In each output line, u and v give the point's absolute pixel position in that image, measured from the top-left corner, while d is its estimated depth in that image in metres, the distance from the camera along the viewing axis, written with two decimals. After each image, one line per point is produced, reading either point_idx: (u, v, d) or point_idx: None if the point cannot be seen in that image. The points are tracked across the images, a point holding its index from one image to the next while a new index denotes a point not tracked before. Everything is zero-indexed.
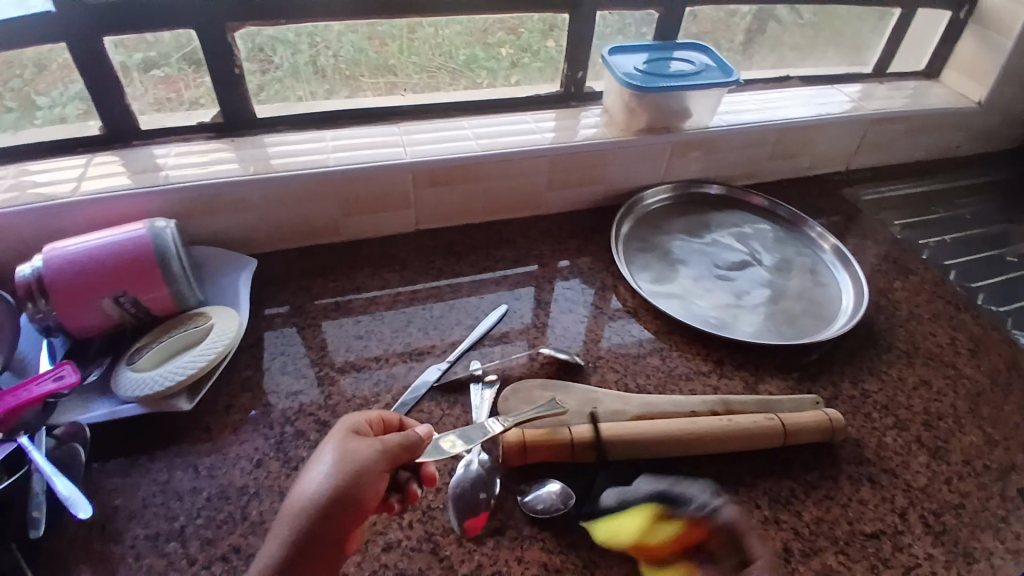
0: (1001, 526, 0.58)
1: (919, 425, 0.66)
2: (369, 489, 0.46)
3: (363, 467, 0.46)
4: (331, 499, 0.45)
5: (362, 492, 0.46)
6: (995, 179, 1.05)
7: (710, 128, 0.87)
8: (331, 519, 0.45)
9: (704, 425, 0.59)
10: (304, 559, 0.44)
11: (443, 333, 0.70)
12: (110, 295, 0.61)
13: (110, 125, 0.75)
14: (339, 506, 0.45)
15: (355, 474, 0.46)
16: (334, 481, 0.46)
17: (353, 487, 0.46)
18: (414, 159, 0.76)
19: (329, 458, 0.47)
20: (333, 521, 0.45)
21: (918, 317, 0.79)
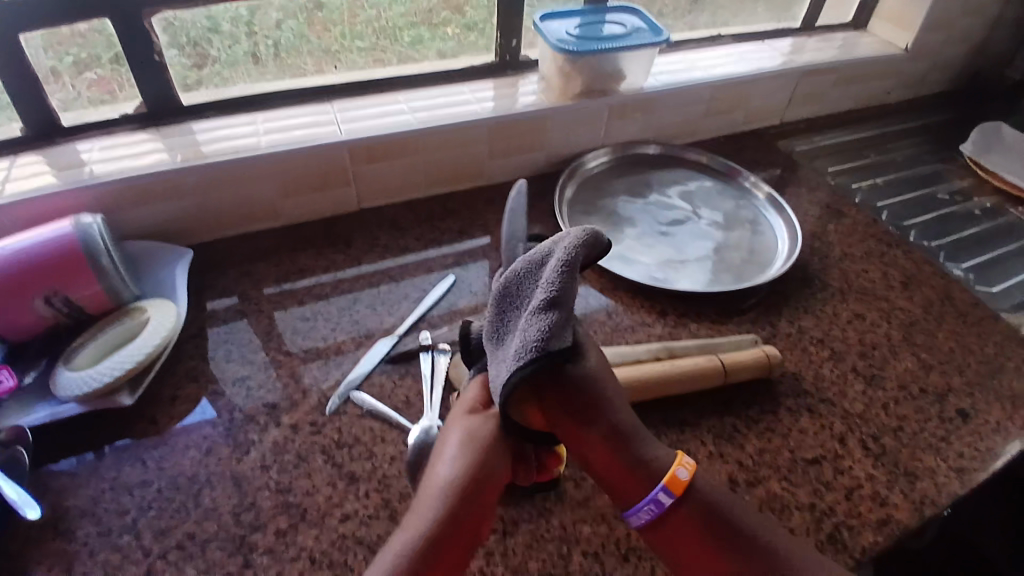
0: (939, 445, 0.61)
1: (855, 355, 0.69)
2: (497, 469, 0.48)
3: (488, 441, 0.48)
4: (469, 484, 0.46)
5: (492, 468, 0.47)
6: (924, 124, 1.09)
7: (646, 88, 0.88)
8: (485, 485, 0.46)
9: (645, 372, 0.60)
10: (439, 544, 0.42)
11: (392, 309, 0.70)
12: (40, 296, 0.60)
13: (32, 124, 0.72)
14: (489, 469, 0.47)
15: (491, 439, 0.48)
16: (470, 462, 0.47)
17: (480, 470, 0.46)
18: (350, 136, 0.75)
19: (450, 450, 0.48)
20: (483, 487, 0.46)
21: (852, 256, 0.82)
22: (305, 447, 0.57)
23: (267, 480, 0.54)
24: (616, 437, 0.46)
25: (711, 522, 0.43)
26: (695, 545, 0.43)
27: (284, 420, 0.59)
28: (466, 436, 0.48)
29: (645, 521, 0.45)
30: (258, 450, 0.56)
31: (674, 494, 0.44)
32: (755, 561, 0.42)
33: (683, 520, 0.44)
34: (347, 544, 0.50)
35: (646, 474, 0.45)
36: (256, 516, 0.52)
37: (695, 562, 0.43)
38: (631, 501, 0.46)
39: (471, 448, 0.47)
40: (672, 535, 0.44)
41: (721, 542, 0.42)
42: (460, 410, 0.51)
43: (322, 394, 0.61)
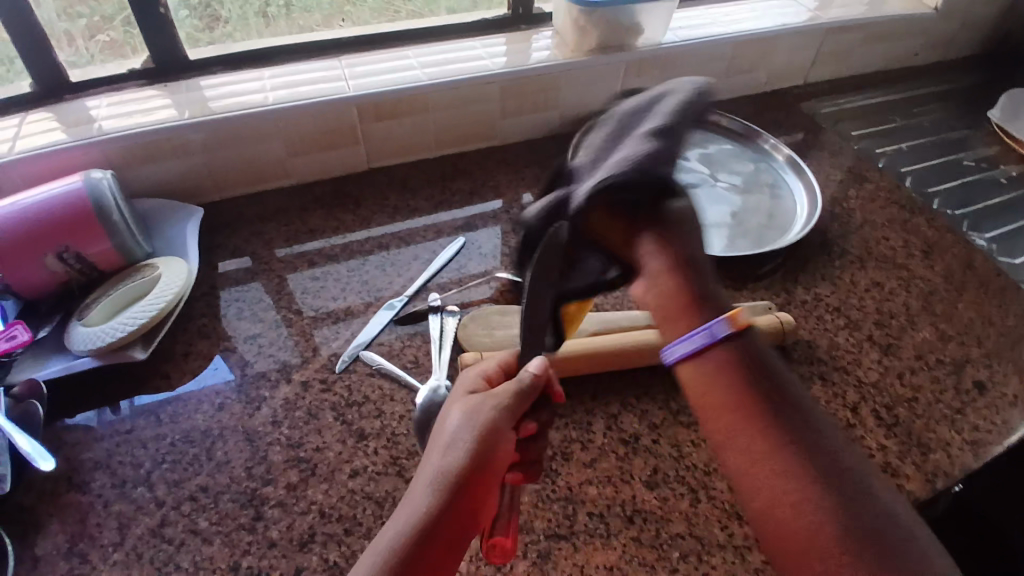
0: (953, 416, 0.60)
1: (872, 324, 0.68)
2: (501, 455, 0.45)
3: (492, 424, 0.45)
4: (467, 471, 0.43)
5: (496, 455, 0.44)
6: (955, 86, 1.04)
7: (664, 44, 0.85)
8: (485, 473, 0.44)
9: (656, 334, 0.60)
10: (427, 536, 0.41)
11: (401, 270, 0.70)
12: (52, 252, 0.60)
13: (39, 79, 0.71)
14: (491, 457, 0.44)
15: (495, 421, 0.45)
16: (470, 451, 0.44)
17: (481, 458, 0.44)
18: (357, 91, 0.73)
19: (453, 433, 0.45)
20: (483, 476, 0.43)
21: (873, 223, 0.80)
22: (315, 405, 0.57)
23: (277, 436, 0.55)
24: (680, 267, 0.47)
25: (754, 371, 0.41)
26: (725, 395, 0.41)
27: (294, 378, 0.59)
28: (460, 418, 0.46)
29: (683, 353, 0.43)
30: (269, 407, 0.57)
31: (734, 325, 0.42)
32: (789, 413, 0.39)
33: (720, 364, 0.42)
34: (356, 499, 0.51)
35: (696, 310, 0.45)
36: (267, 470, 0.53)
37: (718, 403, 0.41)
38: (676, 335, 0.44)
39: (465, 431, 0.45)
40: (704, 370, 0.42)
41: (758, 387, 0.40)
42: (457, 395, 0.49)
43: (331, 353, 0.61)
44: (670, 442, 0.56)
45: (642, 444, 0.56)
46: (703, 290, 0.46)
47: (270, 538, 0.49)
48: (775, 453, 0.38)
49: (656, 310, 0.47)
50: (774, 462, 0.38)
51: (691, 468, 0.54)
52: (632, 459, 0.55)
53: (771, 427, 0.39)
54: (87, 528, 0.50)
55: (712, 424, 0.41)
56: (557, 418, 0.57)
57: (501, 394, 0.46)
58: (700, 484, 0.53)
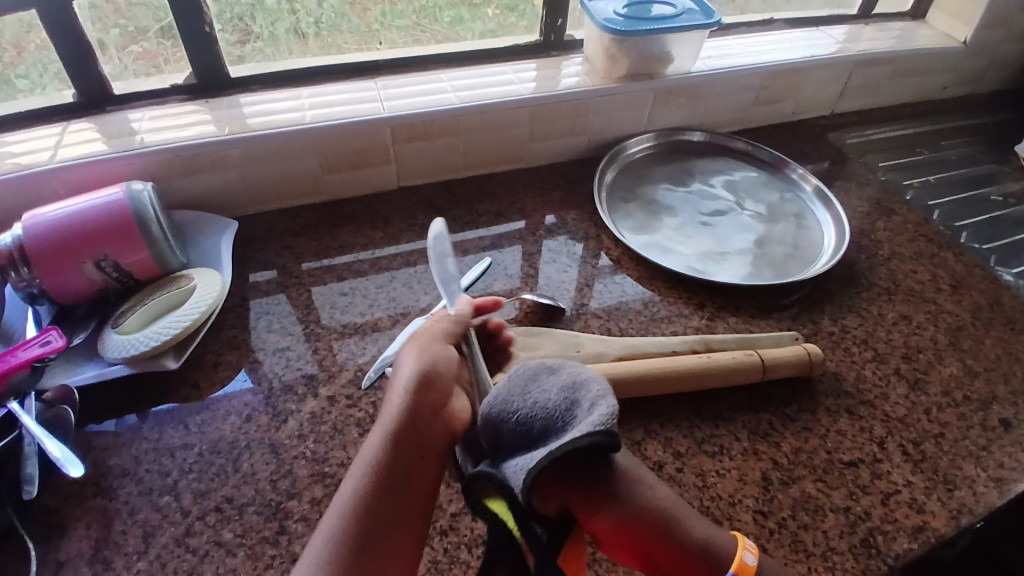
0: (979, 454, 0.59)
1: (899, 358, 0.67)
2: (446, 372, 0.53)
3: (435, 354, 0.54)
4: (418, 389, 0.50)
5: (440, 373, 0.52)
6: (983, 120, 1.04)
7: (693, 73, 0.86)
8: (433, 390, 0.51)
9: (697, 362, 0.60)
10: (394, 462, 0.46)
11: (427, 288, 0.71)
12: (91, 260, 0.61)
13: (85, 92, 0.74)
14: (436, 375, 0.52)
15: (438, 348, 0.54)
16: (420, 376, 0.51)
17: (428, 382, 0.51)
18: (392, 113, 0.75)
19: (405, 366, 0.53)
20: (431, 393, 0.51)
21: (900, 256, 0.79)
22: (341, 419, 0.58)
23: (302, 449, 0.56)
24: (670, 524, 0.45)
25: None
26: None
27: (320, 392, 0.60)
28: (410, 353, 0.54)
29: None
30: (296, 420, 0.58)
31: None
32: None
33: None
34: None
35: (711, 561, 0.44)
36: (291, 484, 0.53)
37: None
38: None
39: (412, 360, 0.53)
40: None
41: None
42: (406, 343, 0.57)
43: (358, 368, 0.62)
44: (693, 471, 0.56)
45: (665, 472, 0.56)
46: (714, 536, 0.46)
47: (293, 553, 0.49)
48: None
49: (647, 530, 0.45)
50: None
51: (714, 499, 0.54)
52: None
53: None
54: (111, 534, 0.50)
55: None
56: None
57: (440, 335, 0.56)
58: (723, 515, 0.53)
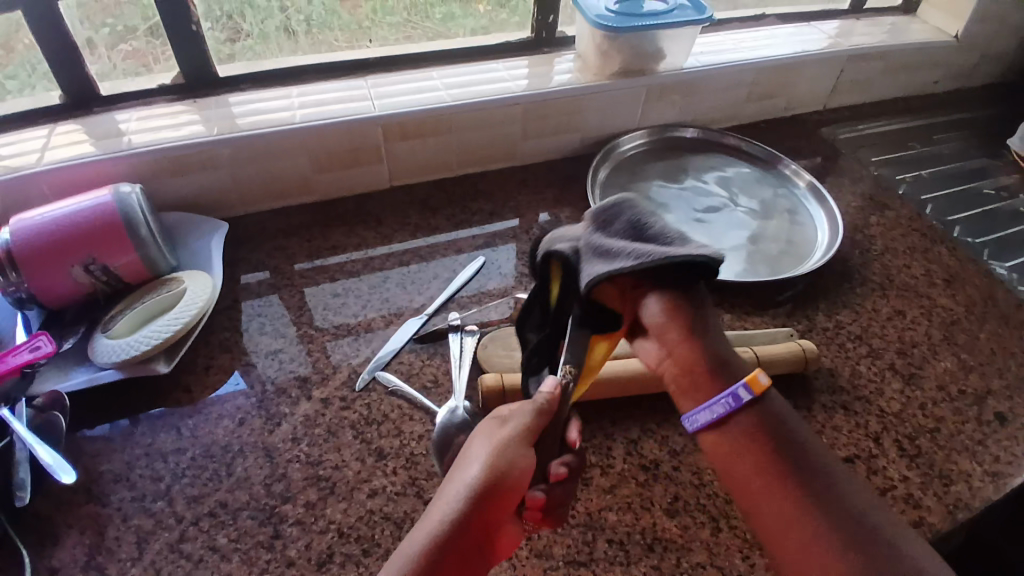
0: (974, 448, 0.59)
1: (893, 353, 0.67)
2: (521, 477, 0.44)
3: (509, 443, 0.45)
4: (481, 493, 0.43)
5: (514, 476, 0.44)
6: (974, 115, 1.04)
7: (686, 69, 0.86)
8: (500, 494, 0.43)
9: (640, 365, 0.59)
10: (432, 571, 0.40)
11: (421, 288, 0.70)
12: (80, 263, 0.61)
13: (72, 92, 0.73)
14: (508, 476, 0.44)
15: (520, 443, 0.46)
16: (487, 477, 0.43)
17: (497, 484, 0.43)
18: (384, 112, 0.74)
19: (474, 453, 0.45)
20: (496, 499, 0.43)
21: (894, 251, 0.79)
22: (335, 422, 0.57)
23: (296, 453, 0.55)
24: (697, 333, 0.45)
25: (777, 435, 0.41)
26: (754, 464, 0.41)
27: (314, 395, 0.59)
28: (483, 444, 0.45)
29: (707, 421, 0.43)
30: (289, 423, 0.57)
31: (755, 392, 0.42)
32: (813, 484, 0.39)
33: (747, 425, 0.42)
34: (374, 519, 0.51)
35: (726, 372, 0.44)
36: (286, 488, 0.53)
37: (742, 474, 0.41)
38: (701, 400, 0.44)
39: (484, 453, 0.45)
40: (730, 442, 0.42)
41: (781, 450, 0.40)
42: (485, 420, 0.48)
43: (351, 370, 0.62)
44: (690, 467, 0.56)
45: (661, 470, 0.55)
46: (723, 356, 0.45)
47: (288, 557, 0.49)
48: (806, 527, 0.38)
49: (675, 338, 0.45)
50: (801, 536, 0.38)
51: (711, 496, 0.54)
52: (653, 486, 0.54)
53: (795, 498, 0.39)
54: (104, 541, 0.50)
55: (758, 497, 0.40)
56: None
57: (523, 421, 0.47)
58: (720, 513, 0.53)
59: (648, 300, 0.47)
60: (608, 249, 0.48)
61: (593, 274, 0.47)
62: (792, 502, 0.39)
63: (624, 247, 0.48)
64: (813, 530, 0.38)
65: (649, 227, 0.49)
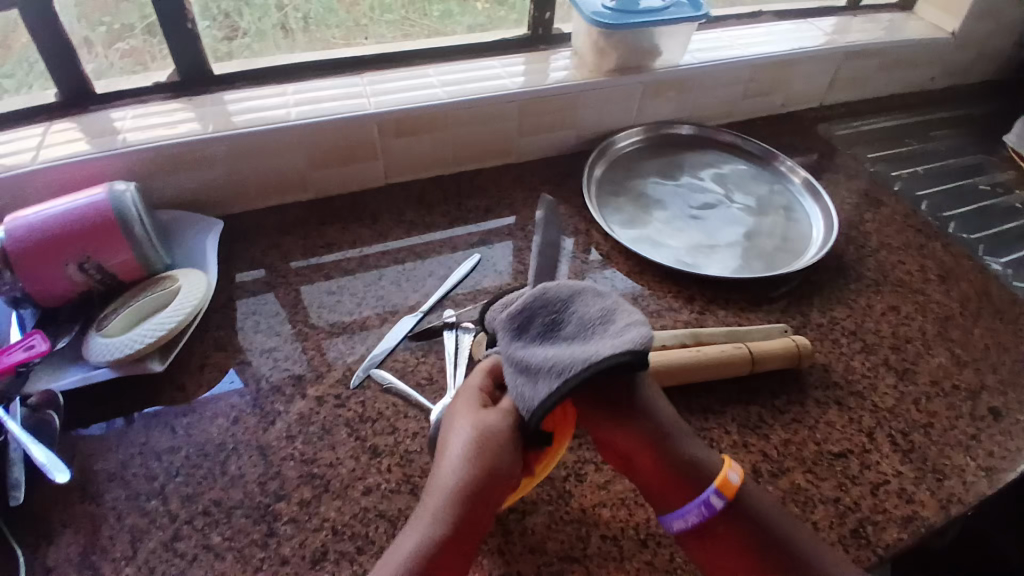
0: (968, 443, 0.59)
1: (888, 348, 0.67)
2: (513, 465, 0.46)
3: (497, 436, 0.46)
4: (475, 486, 0.44)
5: (505, 465, 0.45)
6: (971, 111, 1.04)
7: (682, 66, 0.85)
8: (493, 483, 0.45)
9: None
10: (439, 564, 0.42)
11: (416, 286, 0.70)
12: (73, 262, 0.60)
13: (66, 91, 0.72)
14: (500, 467, 0.45)
15: (509, 433, 0.46)
16: (477, 470, 0.45)
17: (489, 475, 0.45)
18: (379, 109, 0.74)
19: (459, 445, 0.46)
20: (491, 488, 0.45)
21: (889, 247, 0.79)
22: (330, 420, 0.57)
23: (291, 451, 0.55)
24: (659, 441, 0.49)
25: (754, 539, 0.46)
26: (729, 558, 0.46)
27: (309, 393, 0.59)
28: (467, 437, 0.46)
29: (683, 528, 0.47)
30: (284, 421, 0.57)
31: (727, 497, 0.47)
32: (785, 573, 0.45)
33: (725, 531, 0.47)
34: (368, 517, 0.51)
35: (696, 476, 0.48)
36: (280, 486, 0.53)
37: (717, 557, 0.47)
38: (675, 504, 0.48)
39: (468, 446, 0.45)
40: (713, 544, 0.47)
41: (758, 544, 0.46)
42: (460, 405, 0.49)
43: (346, 368, 0.62)
44: None
45: None
46: (693, 455, 0.49)
47: (282, 555, 0.49)
48: None
49: (643, 461, 0.49)
50: None
51: None
52: None
53: None
54: (99, 539, 0.50)
55: (730, 572, 0.46)
56: (571, 439, 0.57)
57: (505, 411, 0.47)
58: None
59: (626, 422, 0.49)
60: (533, 363, 0.46)
61: (531, 405, 0.45)
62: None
63: (548, 356, 0.46)
64: None
65: (564, 326, 0.48)
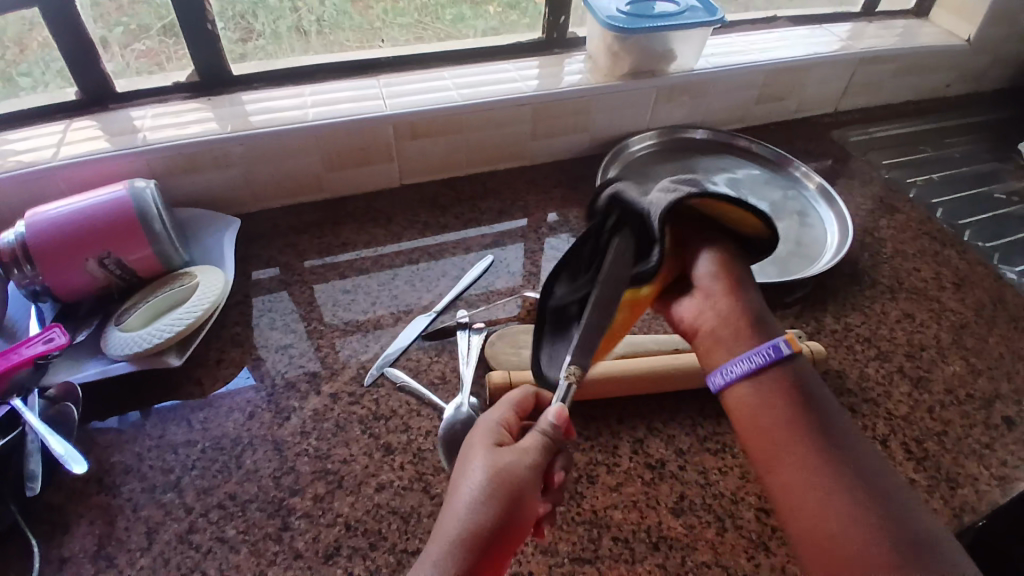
0: (982, 452, 0.59)
1: (902, 356, 0.67)
2: (530, 510, 0.43)
3: (518, 478, 0.43)
4: (488, 530, 0.41)
5: (523, 512, 0.42)
6: (986, 118, 1.03)
7: (695, 71, 0.86)
8: (509, 530, 0.42)
9: (647, 362, 0.59)
10: None
11: (429, 286, 0.71)
12: (94, 257, 0.61)
13: (88, 90, 0.74)
14: (517, 511, 0.42)
15: (530, 475, 0.43)
16: (492, 514, 0.41)
17: (505, 520, 0.42)
18: (394, 111, 0.75)
19: (474, 481, 0.43)
20: (504, 534, 0.41)
21: (903, 254, 0.79)
22: (344, 417, 0.58)
23: (305, 446, 0.56)
24: (734, 290, 0.50)
25: (807, 403, 0.44)
26: (775, 422, 0.43)
27: (323, 390, 0.60)
28: (485, 475, 0.43)
29: (741, 372, 0.46)
30: (298, 417, 0.58)
31: (791, 347, 0.46)
32: (836, 445, 0.42)
33: (776, 380, 0.45)
34: (381, 513, 0.51)
35: (760, 333, 0.48)
36: (294, 481, 0.53)
37: (762, 425, 0.44)
38: (737, 354, 0.47)
39: (486, 482, 0.42)
40: (764, 393, 0.45)
41: (811, 413, 0.43)
42: (480, 442, 0.45)
43: (360, 365, 0.62)
44: (695, 467, 0.56)
45: (667, 470, 0.55)
46: (759, 317, 0.49)
47: (296, 549, 0.49)
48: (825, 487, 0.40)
49: (715, 325, 0.49)
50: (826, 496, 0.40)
51: (717, 496, 0.54)
52: (658, 485, 0.54)
53: (821, 461, 0.41)
54: (115, 531, 0.51)
55: (770, 450, 0.43)
56: (583, 441, 0.57)
57: (530, 451, 0.44)
58: (725, 512, 0.53)
59: (701, 256, 0.52)
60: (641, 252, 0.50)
61: (658, 208, 0.50)
62: (793, 453, 0.42)
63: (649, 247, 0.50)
64: (834, 487, 0.40)
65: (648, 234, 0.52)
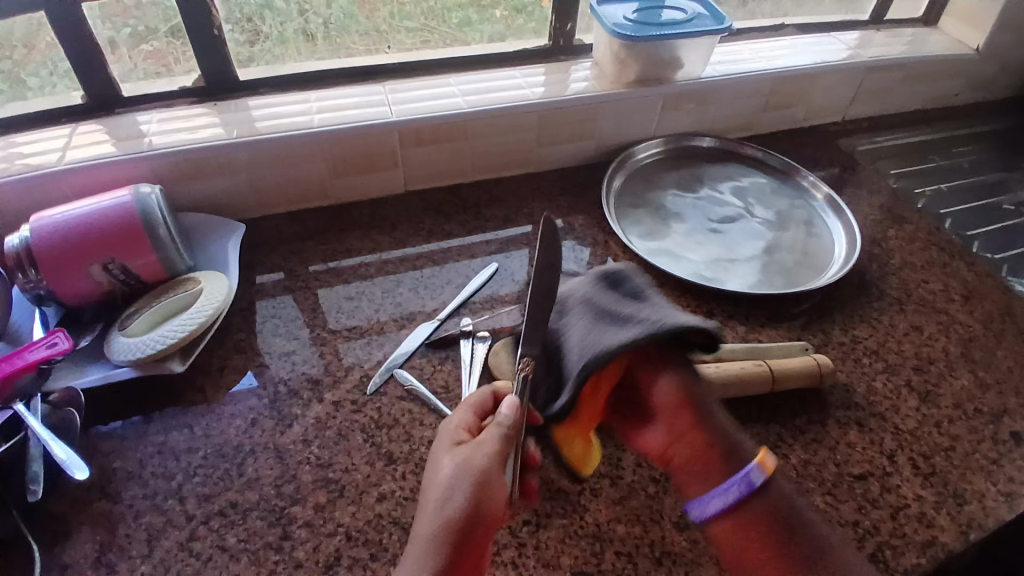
0: (990, 467, 0.58)
1: (910, 369, 0.66)
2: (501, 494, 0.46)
3: (482, 467, 0.46)
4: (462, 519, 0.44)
5: (493, 496, 0.45)
6: (995, 127, 1.03)
7: (703, 78, 0.85)
8: (482, 518, 0.44)
9: None
10: None
11: (433, 293, 0.70)
12: (98, 262, 0.61)
13: (95, 94, 0.74)
14: (486, 500, 0.45)
15: (494, 462, 0.46)
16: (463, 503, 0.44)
17: (477, 507, 0.44)
18: (400, 117, 0.75)
19: (442, 478, 0.45)
20: (478, 521, 0.44)
21: (912, 265, 0.78)
22: (346, 425, 0.57)
23: (307, 455, 0.55)
24: (698, 413, 0.51)
25: (785, 524, 0.45)
26: (756, 549, 0.45)
27: (325, 397, 0.60)
28: (451, 470, 0.45)
29: (717, 509, 0.47)
30: (300, 425, 0.58)
31: (764, 474, 0.46)
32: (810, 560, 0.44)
33: (761, 506, 0.46)
34: (382, 524, 0.51)
35: (726, 459, 0.49)
36: (295, 490, 0.53)
37: (753, 557, 0.45)
38: (710, 488, 0.48)
39: (454, 475, 0.45)
40: (743, 527, 0.46)
41: (789, 532, 0.45)
42: (442, 443, 0.48)
43: (362, 373, 0.62)
44: None
45: (672, 483, 0.55)
46: (727, 442, 0.49)
47: (296, 559, 0.49)
48: None
49: (680, 463, 0.50)
50: None
51: None
52: (663, 499, 0.54)
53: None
54: (117, 538, 0.50)
55: (750, 562, 0.45)
56: None
57: (491, 442, 0.47)
58: None
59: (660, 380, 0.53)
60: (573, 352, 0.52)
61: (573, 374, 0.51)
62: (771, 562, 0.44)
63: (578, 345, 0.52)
64: None
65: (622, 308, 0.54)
